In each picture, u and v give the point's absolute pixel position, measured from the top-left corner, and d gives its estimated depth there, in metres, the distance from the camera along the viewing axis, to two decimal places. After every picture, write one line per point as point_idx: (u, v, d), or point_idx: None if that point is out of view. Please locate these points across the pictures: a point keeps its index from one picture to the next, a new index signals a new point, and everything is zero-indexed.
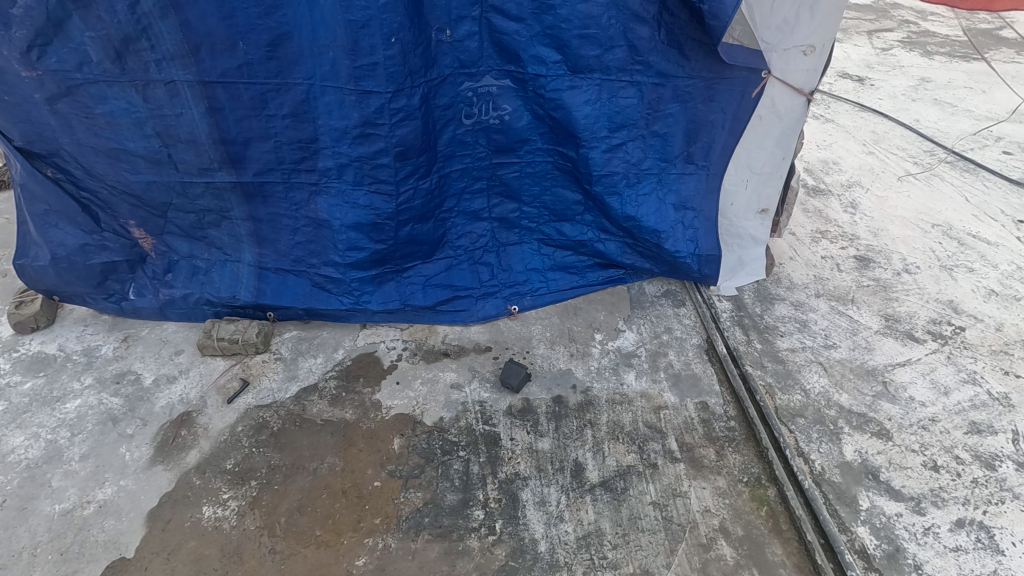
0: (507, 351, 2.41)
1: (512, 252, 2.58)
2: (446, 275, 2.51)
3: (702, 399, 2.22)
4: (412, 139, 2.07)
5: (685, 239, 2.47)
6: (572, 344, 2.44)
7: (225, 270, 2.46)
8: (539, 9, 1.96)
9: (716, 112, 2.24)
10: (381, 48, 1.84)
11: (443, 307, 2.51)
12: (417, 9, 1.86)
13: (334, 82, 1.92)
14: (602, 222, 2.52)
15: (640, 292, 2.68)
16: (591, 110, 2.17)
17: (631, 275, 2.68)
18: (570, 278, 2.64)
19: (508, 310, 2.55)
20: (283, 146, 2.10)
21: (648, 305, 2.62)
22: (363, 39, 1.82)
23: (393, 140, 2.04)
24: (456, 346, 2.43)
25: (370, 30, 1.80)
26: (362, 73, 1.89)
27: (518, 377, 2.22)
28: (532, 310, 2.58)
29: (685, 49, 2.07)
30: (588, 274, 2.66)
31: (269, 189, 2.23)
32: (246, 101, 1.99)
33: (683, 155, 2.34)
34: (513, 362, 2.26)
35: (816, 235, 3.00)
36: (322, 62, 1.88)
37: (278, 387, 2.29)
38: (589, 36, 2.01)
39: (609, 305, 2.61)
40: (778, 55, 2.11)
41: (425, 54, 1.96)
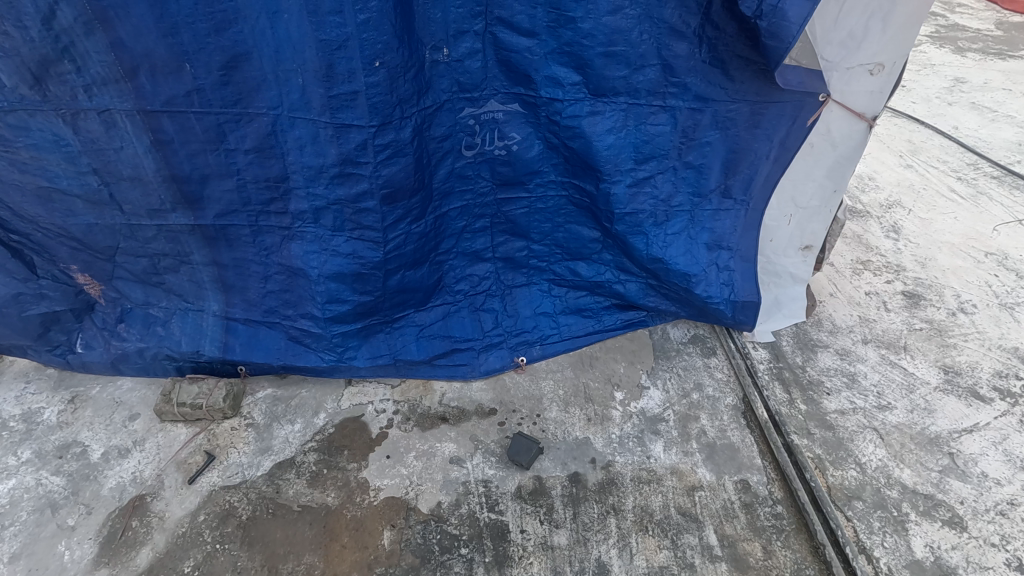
0: (515, 414, 2.09)
1: (520, 295, 2.25)
2: (443, 324, 2.18)
3: (742, 477, 1.91)
4: (402, 179, 1.72)
5: (718, 282, 2.15)
6: (589, 406, 2.12)
7: (186, 321, 2.11)
8: (554, 22, 1.61)
9: (761, 141, 1.90)
10: (362, 73, 1.49)
11: (440, 361, 2.18)
12: (406, 23, 1.51)
13: (306, 113, 1.57)
14: (623, 261, 2.18)
15: (663, 338, 2.36)
16: (614, 139, 1.82)
17: (654, 318, 2.36)
18: (584, 324, 2.32)
19: (514, 361, 2.22)
20: (247, 185, 1.75)
21: (674, 354, 2.29)
22: (340, 63, 1.47)
23: (379, 181, 1.70)
24: (456, 408, 2.11)
25: (348, 52, 1.46)
26: (339, 103, 1.54)
27: (528, 455, 1.93)
28: (542, 361, 2.25)
29: (729, 69, 1.73)
30: (604, 317, 2.34)
31: (233, 232, 1.88)
32: (199, 134, 1.63)
33: (719, 189, 2.01)
34: (522, 436, 1.97)
35: (857, 266, 2.67)
36: (289, 89, 1.53)
37: (248, 462, 1.97)
38: (614, 54, 1.66)
39: (629, 354, 2.29)
40: (839, 74, 1.77)
41: (418, 77, 1.61)
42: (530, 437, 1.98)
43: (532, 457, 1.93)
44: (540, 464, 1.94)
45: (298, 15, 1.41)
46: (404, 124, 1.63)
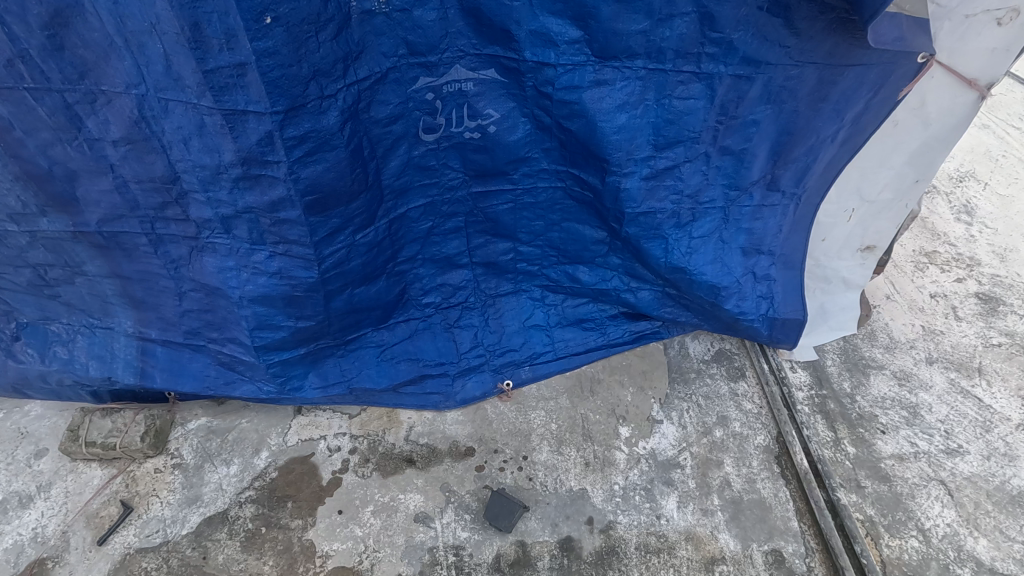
0: (496, 456, 1.72)
1: (505, 306, 1.84)
2: (410, 343, 1.78)
3: (774, 547, 1.54)
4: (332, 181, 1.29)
5: (754, 296, 1.70)
6: (587, 446, 1.73)
7: (93, 341, 1.71)
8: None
9: (828, 119, 1.40)
10: (246, 36, 1.05)
11: (407, 388, 1.80)
12: None
13: (187, 89, 1.11)
14: (633, 267, 1.74)
15: (680, 355, 1.94)
16: (626, 119, 1.35)
17: (669, 331, 1.93)
18: (584, 338, 1.91)
19: (498, 387, 1.83)
20: (130, 185, 1.31)
21: (692, 378, 1.89)
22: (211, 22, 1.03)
23: (299, 186, 1.26)
24: (425, 447, 1.74)
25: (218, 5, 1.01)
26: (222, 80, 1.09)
27: (509, 518, 1.58)
28: (532, 385, 1.86)
29: (795, 18, 1.23)
30: (609, 328, 1.93)
31: (128, 241, 1.45)
32: (46, 118, 1.18)
33: (764, 180, 1.52)
34: (501, 493, 1.61)
35: (920, 260, 2.19)
36: (150, 60, 1.08)
37: (171, 517, 1.63)
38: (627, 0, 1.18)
39: (638, 376, 1.89)
40: (952, 24, 1.29)
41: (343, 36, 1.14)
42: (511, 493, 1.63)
43: (513, 520, 1.58)
44: (524, 525, 1.59)
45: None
46: (327, 106, 1.19)
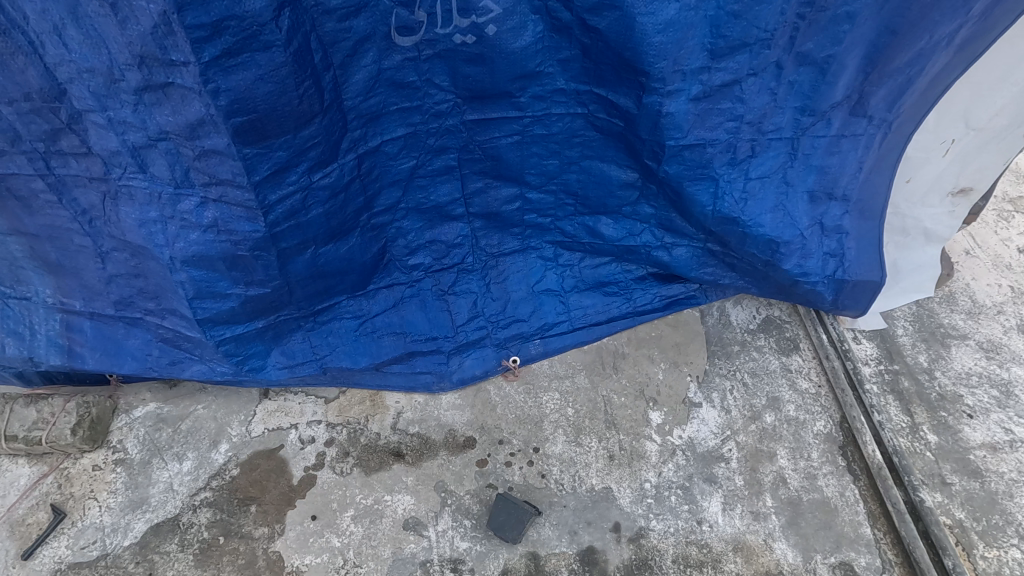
0: (502, 449, 1.43)
1: (510, 267, 1.51)
2: (395, 313, 1.46)
3: (843, 560, 1.26)
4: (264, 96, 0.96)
5: (820, 253, 1.37)
6: (612, 435, 1.44)
7: (6, 313, 1.35)
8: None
9: (945, 13, 1.07)
10: None
11: (393, 367, 1.50)
12: None
13: None
14: (669, 217, 1.41)
15: (720, 324, 1.63)
16: (677, 13, 1.02)
17: (708, 295, 1.62)
18: (605, 305, 1.60)
19: (502, 365, 1.52)
20: (6, 108, 0.98)
21: (736, 352, 1.57)
22: None
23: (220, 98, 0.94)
24: (417, 437, 1.46)
25: None
26: None
27: (518, 528, 1.30)
28: (545, 361, 1.56)
29: None
30: (635, 293, 1.61)
31: (21, 186, 1.12)
32: None
33: (846, 100, 1.19)
34: (510, 498, 1.32)
35: (1004, 207, 1.84)
36: None
37: (112, 525, 1.35)
38: None
39: (670, 350, 1.58)
40: None
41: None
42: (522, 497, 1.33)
43: (524, 531, 1.30)
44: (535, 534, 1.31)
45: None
46: None
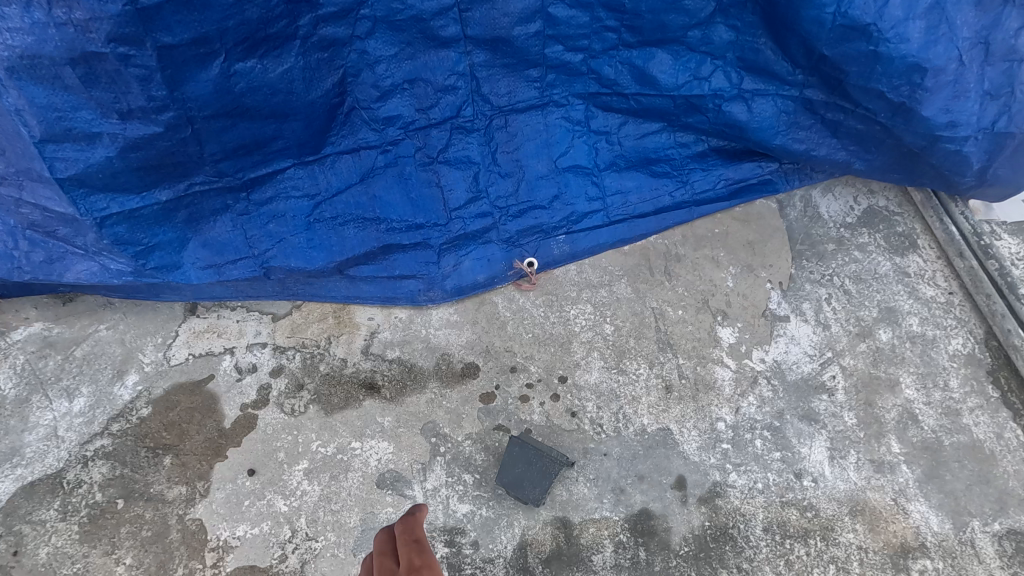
0: (515, 379, 1.04)
1: (526, 130, 1.09)
2: (362, 191, 1.03)
3: (1006, 526, 0.89)
4: None
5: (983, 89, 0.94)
6: (666, 360, 1.04)
7: None
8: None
9: None
10: None
11: (363, 269, 1.09)
12: None
13: None
14: (755, 46, 1.01)
15: (806, 218, 1.21)
16: None
17: (789, 180, 1.21)
18: (653, 191, 1.18)
19: (515, 269, 1.12)
20: None
21: (831, 252, 1.16)
22: None
23: None
24: (397, 365, 1.06)
25: None
26: None
27: (542, 485, 0.91)
28: (571, 266, 1.15)
29: None
30: (693, 176, 1.19)
31: None
32: None
33: None
34: (530, 444, 0.93)
35: None
36: None
37: None
38: None
39: (741, 251, 1.17)
40: None
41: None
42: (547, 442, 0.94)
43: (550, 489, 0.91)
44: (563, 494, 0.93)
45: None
46: None
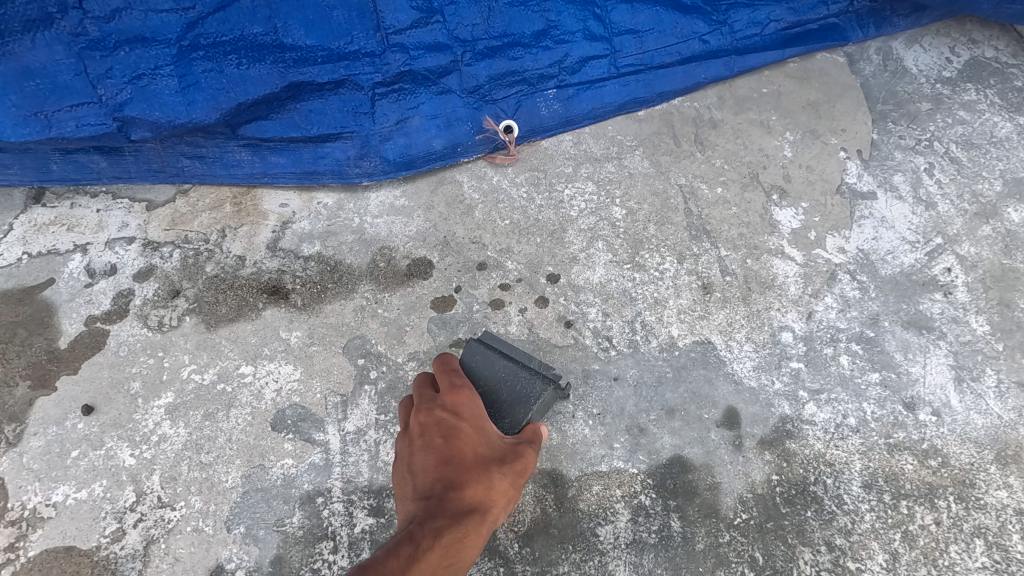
0: (484, 278, 0.72)
1: None
2: (257, 5, 0.70)
3: None
4: None
5: None
6: (703, 251, 0.72)
7: None
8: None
9: None
10: None
11: (270, 131, 0.77)
12: None
13: None
14: None
15: (888, 72, 0.88)
16: None
17: (861, 27, 0.89)
18: (678, 33, 0.84)
19: (487, 135, 0.80)
20: None
21: (926, 112, 0.83)
22: None
23: None
24: (316, 262, 0.74)
25: None
26: None
27: (512, 416, 0.57)
28: (566, 136, 0.84)
29: None
30: (734, 13, 0.85)
31: None
32: None
33: None
34: (499, 351, 0.60)
35: None
36: None
37: None
38: None
39: (801, 113, 0.84)
40: None
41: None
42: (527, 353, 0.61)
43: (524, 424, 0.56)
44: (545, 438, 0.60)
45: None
46: None
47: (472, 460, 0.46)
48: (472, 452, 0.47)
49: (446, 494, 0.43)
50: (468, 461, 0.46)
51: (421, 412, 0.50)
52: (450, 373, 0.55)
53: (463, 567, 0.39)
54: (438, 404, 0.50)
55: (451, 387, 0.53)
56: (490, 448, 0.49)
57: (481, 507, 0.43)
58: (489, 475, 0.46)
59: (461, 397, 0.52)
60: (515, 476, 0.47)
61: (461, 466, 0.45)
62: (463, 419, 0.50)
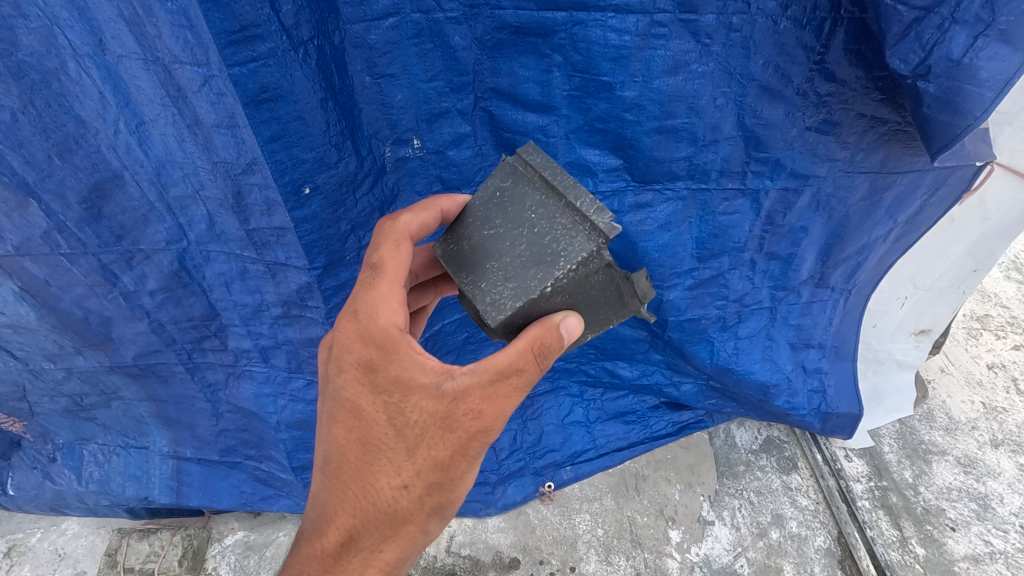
0: (542, 568, 1.63)
1: (545, 406, 1.83)
2: None
3: None
4: None
5: (806, 390, 1.62)
6: (637, 554, 1.64)
7: (129, 461, 1.70)
8: (573, 68, 1.01)
9: (880, 222, 1.32)
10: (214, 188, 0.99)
11: None
12: (330, 89, 0.91)
13: (230, 242, 1.08)
14: (675, 363, 1.67)
15: (727, 446, 1.85)
16: (670, 238, 1.30)
17: (714, 420, 1.84)
18: (625, 433, 1.85)
19: (539, 490, 1.76)
20: (166, 327, 1.30)
21: (742, 472, 1.79)
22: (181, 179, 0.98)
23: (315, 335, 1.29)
24: (468, 559, 1.64)
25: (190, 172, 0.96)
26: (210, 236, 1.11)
27: (545, 260, 0.89)
28: (574, 484, 1.78)
29: (842, 134, 1.14)
30: (650, 420, 1.86)
31: (164, 370, 1.44)
32: (80, 277, 1.15)
33: (813, 278, 1.45)
34: (529, 188, 0.93)
35: (973, 325, 2.05)
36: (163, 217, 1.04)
37: None
38: (625, 125, 1.09)
39: (685, 472, 1.80)
40: (1010, 129, 1.15)
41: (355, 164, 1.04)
42: (550, 173, 0.93)
43: (551, 263, 0.88)
44: (570, 287, 0.90)
45: (183, 104, 0.86)
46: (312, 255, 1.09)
47: (360, 452, 0.88)
48: (361, 438, 0.89)
49: (336, 518, 0.89)
50: (356, 453, 0.88)
51: (329, 370, 0.93)
52: (354, 310, 0.91)
53: (356, 537, 0.88)
54: (338, 374, 0.91)
55: (351, 324, 0.91)
56: (381, 411, 0.88)
57: (358, 521, 0.88)
58: (376, 482, 0.87)
59: (352, 348, 0.91)
60: (403, 457, 0.87)
61: (350, 455, 0.89)
62: (353, 376, 0.90)
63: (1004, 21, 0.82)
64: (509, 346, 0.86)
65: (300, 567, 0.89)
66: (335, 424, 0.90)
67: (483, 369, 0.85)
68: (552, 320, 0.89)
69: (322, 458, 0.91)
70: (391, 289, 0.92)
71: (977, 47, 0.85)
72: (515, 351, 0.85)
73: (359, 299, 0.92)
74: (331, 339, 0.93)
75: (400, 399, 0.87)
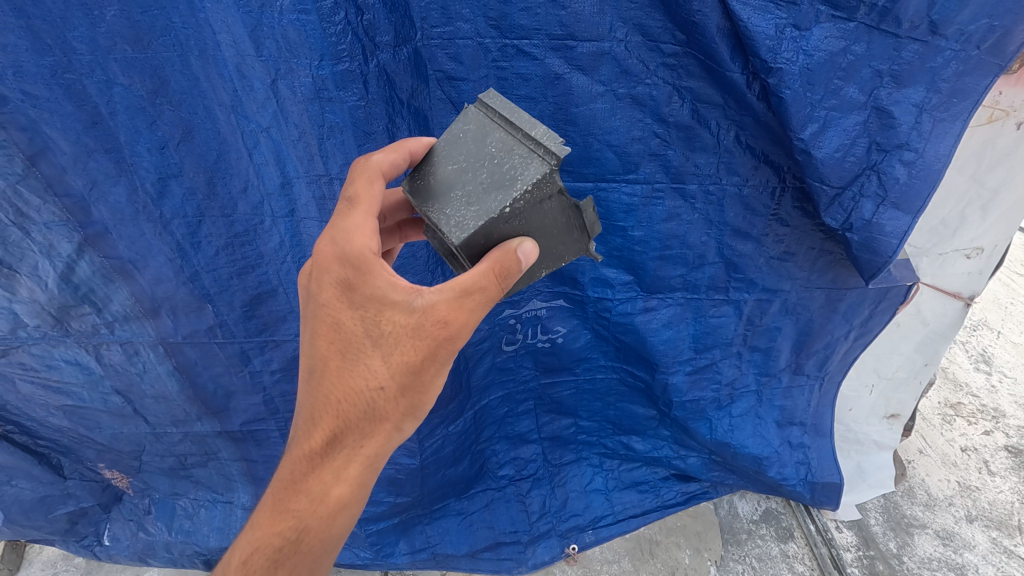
0: None
1: (569, 474, 2.11)
2: (487, 514, 2.04)
3: None
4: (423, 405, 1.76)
5: (793, 463, 1.90)
6: None
7: (213, 513, 2.00)
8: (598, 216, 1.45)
9: (838, 324, 1.66)
10: None
11: (484, 554, 1.99)
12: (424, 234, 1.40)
13: None
14: (681, 437, 1.97)
15: (730, 515, 2.08)
16: (671, 334, 1.67)
17: (718, 490, 2.10)
18: (639, 500, 2.09)
19: (565, 551, 2.00)
20: (274, 398, 1.65)
21: (744, 539, 2.02)
22: None
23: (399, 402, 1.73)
24: None
25: None
26: None
27: (507, 185, 1.03)
28: (595, 546, 2.01)
29: (798, 260, 1.51)
30: (661, 489, 2.11)
31: (262, 435, 1.77)
32: (222, 359, 1.52)
33: (791, 367, 1.78)
34: (492, 130, 1.09)
35: (947, 412, 2.31)
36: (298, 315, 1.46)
37: None
38: (633, 252, 1.51)
39: (694, 538, 2.02)
40: (930, 260, 1.56)
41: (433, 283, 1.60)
42: (509, 118, 1.09)
43: (511, 188, 1.03)
44: (526, 215, 1.06)
45: None
46: None
47: (341, 359, 1.02)
48: (341, 346, 1.03)
49: (322, 420, 1.04)
50: (338, 360, 1.02)
51: (312, 287, 1.06)
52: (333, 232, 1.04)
53: (339, 434, 1.03)
54: (321, 291, 1.04)
55: (330, 244, 1.03)
56: (359, 322, 1.02)
57: (341, 420, 1.03)
58: (357, 384, 1.02)
59: (334, 268, 1.03)
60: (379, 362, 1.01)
61: (332, 363, 1.02)
62: (334, 290, 1.03)
63: (894, 196, 1.22)
64: (472, 269, 1.01)
65: (292, 465, 1.07)
66: (318, 338, 1.04)
67: (450, 286, 1.00)
68: (510, 246, 1.03)
69: (309, 365, 1.05)
70: (366, 219, 1.03)
71: (880, 212, 1.24)
72: (476, 272, 1.00)
73: (338, 224, 1.05)
74: (312, 261, 1.05)
75: (375, 313, 1.01)
